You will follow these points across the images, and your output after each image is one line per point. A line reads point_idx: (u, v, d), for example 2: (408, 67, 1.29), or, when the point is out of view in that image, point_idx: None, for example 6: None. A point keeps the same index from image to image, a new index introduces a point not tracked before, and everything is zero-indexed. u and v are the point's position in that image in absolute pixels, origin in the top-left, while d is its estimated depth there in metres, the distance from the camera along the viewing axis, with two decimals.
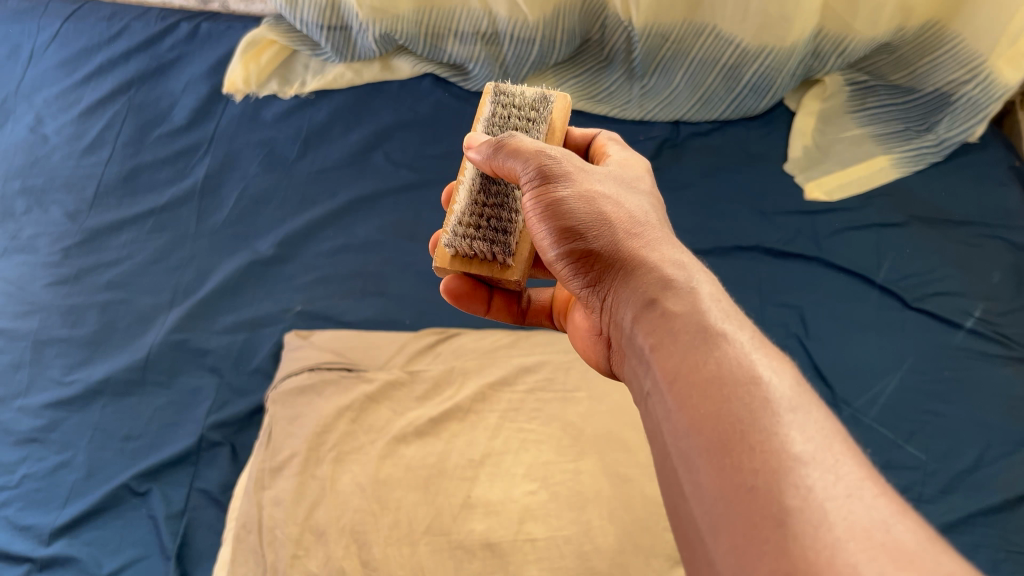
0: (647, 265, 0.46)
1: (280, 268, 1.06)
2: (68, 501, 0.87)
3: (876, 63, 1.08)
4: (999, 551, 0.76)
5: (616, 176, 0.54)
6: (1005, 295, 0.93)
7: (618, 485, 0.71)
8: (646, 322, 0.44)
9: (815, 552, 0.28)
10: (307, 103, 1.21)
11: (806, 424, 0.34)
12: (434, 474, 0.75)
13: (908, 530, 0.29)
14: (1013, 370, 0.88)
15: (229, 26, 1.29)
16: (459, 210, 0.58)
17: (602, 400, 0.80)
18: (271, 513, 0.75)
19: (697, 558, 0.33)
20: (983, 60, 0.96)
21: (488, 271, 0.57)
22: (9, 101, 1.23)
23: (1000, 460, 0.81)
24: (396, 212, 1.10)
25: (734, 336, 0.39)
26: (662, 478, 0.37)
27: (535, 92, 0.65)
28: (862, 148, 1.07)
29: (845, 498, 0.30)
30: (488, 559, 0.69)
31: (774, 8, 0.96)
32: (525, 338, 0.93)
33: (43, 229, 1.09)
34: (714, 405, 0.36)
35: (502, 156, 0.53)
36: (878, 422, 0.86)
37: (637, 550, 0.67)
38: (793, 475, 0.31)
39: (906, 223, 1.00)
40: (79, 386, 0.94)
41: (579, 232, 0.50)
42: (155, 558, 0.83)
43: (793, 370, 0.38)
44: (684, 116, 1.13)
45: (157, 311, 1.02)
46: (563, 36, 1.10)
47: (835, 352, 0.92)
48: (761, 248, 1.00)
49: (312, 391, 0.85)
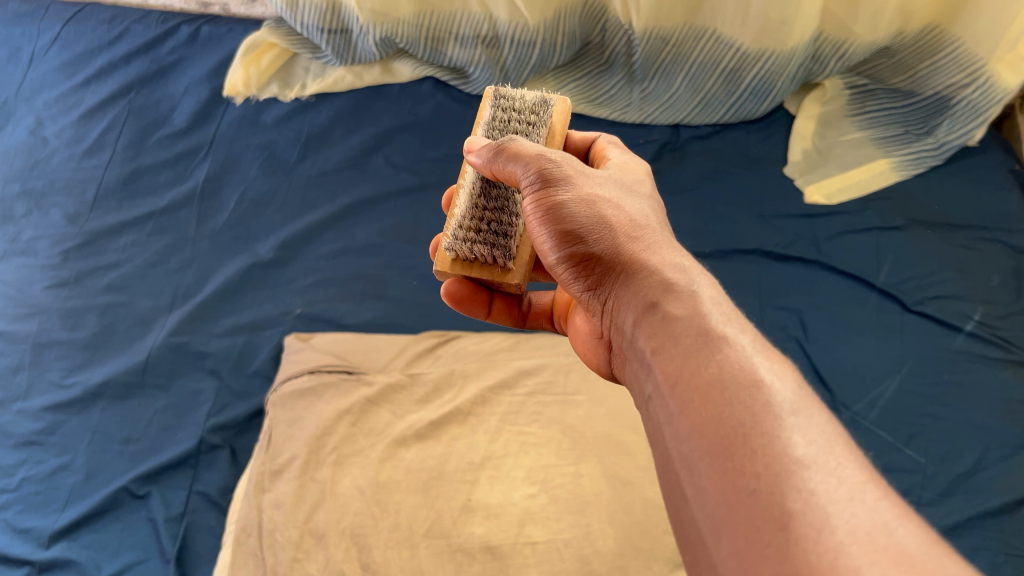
0: (648, 269, 0.46)
1: (280, 270, 1.06)
2: (67, 504, 0.87)
3: (876, 67, 1.08)
4: (999, 554, 0.76)
5: (616, 180, 0.55)
6: (1005, 298, 0.93)
7: (618, 488, 0.71)
8: (647, 326, 0.44)
9: (817, 555, 0.28)
10: (307, 106, 1.21)
11: (807, 427, 0.34)
12: (433, 477, 0.75)
13: (910, 533, 0.29)
14: (1013, 373, 0.88)
15: (229, 29, 1.29)
16: (459, 214, 0.59)
17: (603, 403, 0.80)
18: (271, 515, 0.75)
19: (700, 562, 0.33)
20: (983, 64, 0.96)
21: (488, 275, 0.57)
22: (9, 105, 1.23)
23: (1000, 463, 0.81)
24: (396, 215, 1.10)
25: (736, 340, 0.39)
26: (664, 482, 0.37)
27: (536, 96, 0.65)
28: (862, 152, 1.07)
29: (847, 501, 0.30)
30: (488, 562, 0.69)
31: (775, 12, 0.96)
32: (525, 341, 0.93)
33: (43, 232, 1.09)
34: (715, 409, 0.36)
35: (503, 159, 0.53)
36: (878, 425, 0.86)
37: (637, 553, 0.67)
38: (796, 478, 0.31)
39: (906, 226, 1.00)
40: (79, 389, 0.94)
41: (580, 235, 0.50)
42: (154, 561, 0.83)
43: (794, 374, 0.38)
44: (683, 119, 1.13)
45: (156, 314, 1.02)
46: (564, 39, 1.10)
47: (835, 356, 0.92)
48: (761, 251, 1.00)
49: (312, 394, 0.85)
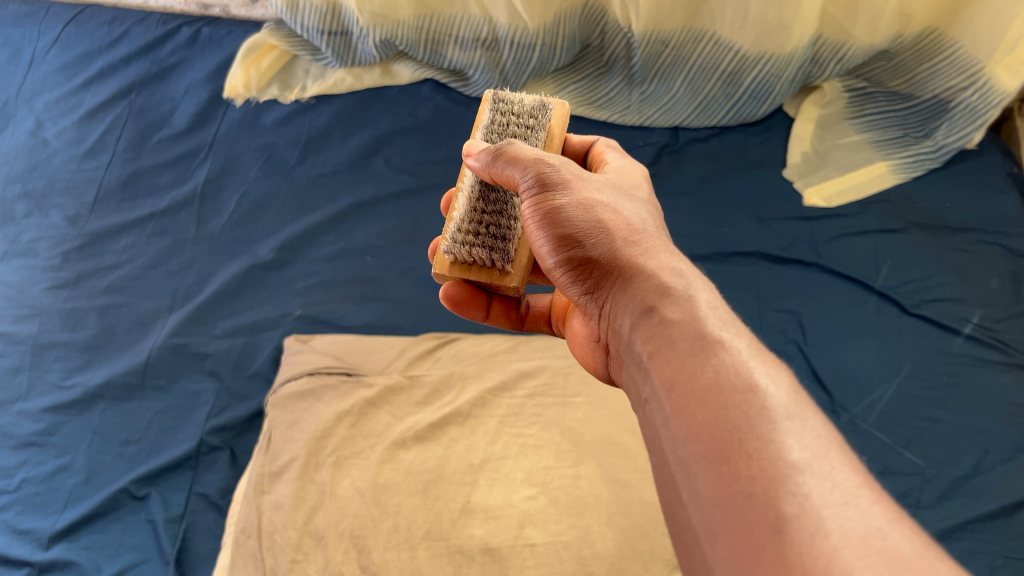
0: (646, 272, 0.47)
1: (280, 272, 1.06)
2: (67, 505, 0.87)
3: (874, 70, 1.08)
4: (997, 557, 0.76)
5: (614, 184, 0.55)
6: (1003, 302, 0.93)
7: (617, 491, 0.71)
8: (644, 330, 0.44)
9: (812, 559, 0.28)
10: (307, 108, 1.21)
11: (802, 431, 0.34)
12: (432, 479, 0.75)
13: (903, 537, 0.29)
14: (1011, 376, 0.88)
15: (229, 30, 1.29)
16: (458, 218, 0.59)
17: (602, 405, 0.81)
18: (271, 517, 0.75)
19: (696, 565, 0.33)
20: (982, 67, 0.96)
21: (487, 278, 0.57)
22: (9, 106, 1.23)
23: (998, 466, 0.82)
24: (395, 217, 1.11)
25: (732, 344, 0.39)
26: (661, 486, 0.37)
27: (534, 99, 0.65)
28: (860, 156, 1.07)
29: (841, 505, 0.30)
30: (488, 564, 0.69)
31: (774, 16, 0.96)
32: (524, 343, 0.93)
33: (43, 233, 1.09)
34: (712, 413, 0.36)
35: (501, 163, 0.53)
36: (876, 428, 0.86)
37: (636, 555, 0.67)
38: (790, 482, 0.31)
39: (904, 229, 1.01)
40: (79, 390, 0.95)
41: (578, 239, 0.50)
42: (154, 562, 0.83)
43: (789, 378, 0.38)
44: (682, 122, 1.14)
45: (156, 315, 1.02)
46: (563, 42, 1.10)
47: (834, 359, 0.92)
48: (760, 254, 1.00)
49: (312, 396, 0.86)
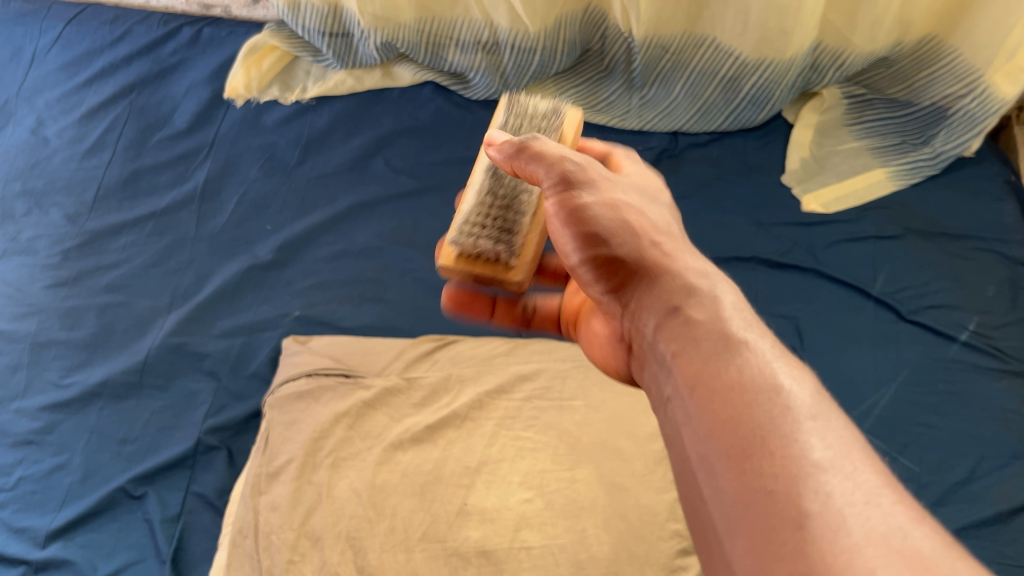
0: (670, 276, 0.47)
1: (279, 273, 1.06)
2: (63, 504, 0.87)
3: (874, 77, 1.09)
4: (992, 563, 0.76)
5: (638, 187, 0.55)
6: (1000, 309, 0.93)
7: (613, 494, 0.72)
8: (667, 330, 0.44)
9: (834, 556, 0.29)
10: (308, 109, 1.21)
11: (825, 431, 0.35)
12: (429, 480, 0.75)
13: (924, 537, 0.30)
14: (1007, 383, 0.88)
15: (231, 30, 1.30)
16: (466, 213, 0.59)
17: (599, 408, 0.81)
18: (267, 518, 0.75)
19: (715, 561, 0.33)
20: (981, 76, 0.97)
21: (491, 271, 0.56)
22: (10, 104, 1.24)
23: (993, 473, 0.82)
24: (394, 218, 1.11)
25: (755, 345, 0.40)
26: (681, 481, 0.37)
27: (549, 105, 0.66)
28: (859, 161, 1.07)
29: (863, 505, 0.31)
30: (483, 567, 0.69)
31: (775, 23, 0.96)
32: (522, 346, 0.93)
33: (43, 231, 1.09)
34: (737, 404, 0.36)
35: (524, 158, 0.52)
36: (872, 434, 0.86)
37: (632, 559, 0.67)
38: (813, 480, 0.32)
39: (901, 235, 1.01)
40: (77, 388, 0.95)
41: (601, 240, 0.50)
42: (150, 561, 0.83)
43: (810, 380, 0.39)
44: (683, 127, 1.14)
45: (155, 314, 1.02)
46: (564, 46, 1.10)
47: (830, 364, 0.92)
48: (759, 259, 1.00)
49: (310, 397, 0.86)
